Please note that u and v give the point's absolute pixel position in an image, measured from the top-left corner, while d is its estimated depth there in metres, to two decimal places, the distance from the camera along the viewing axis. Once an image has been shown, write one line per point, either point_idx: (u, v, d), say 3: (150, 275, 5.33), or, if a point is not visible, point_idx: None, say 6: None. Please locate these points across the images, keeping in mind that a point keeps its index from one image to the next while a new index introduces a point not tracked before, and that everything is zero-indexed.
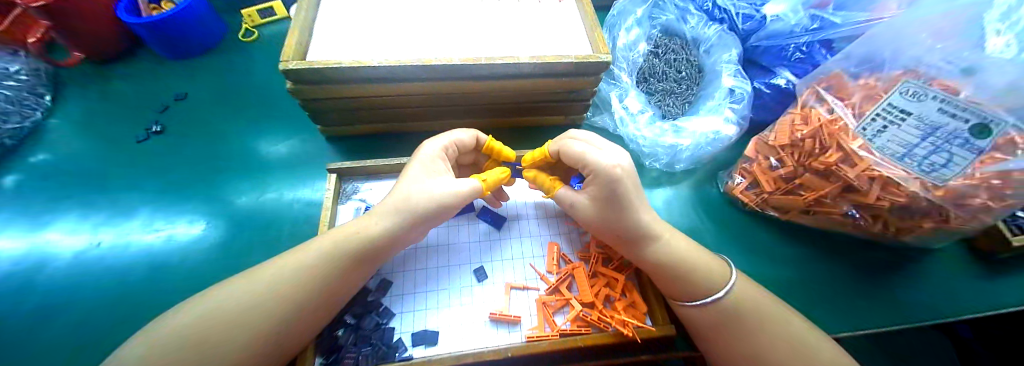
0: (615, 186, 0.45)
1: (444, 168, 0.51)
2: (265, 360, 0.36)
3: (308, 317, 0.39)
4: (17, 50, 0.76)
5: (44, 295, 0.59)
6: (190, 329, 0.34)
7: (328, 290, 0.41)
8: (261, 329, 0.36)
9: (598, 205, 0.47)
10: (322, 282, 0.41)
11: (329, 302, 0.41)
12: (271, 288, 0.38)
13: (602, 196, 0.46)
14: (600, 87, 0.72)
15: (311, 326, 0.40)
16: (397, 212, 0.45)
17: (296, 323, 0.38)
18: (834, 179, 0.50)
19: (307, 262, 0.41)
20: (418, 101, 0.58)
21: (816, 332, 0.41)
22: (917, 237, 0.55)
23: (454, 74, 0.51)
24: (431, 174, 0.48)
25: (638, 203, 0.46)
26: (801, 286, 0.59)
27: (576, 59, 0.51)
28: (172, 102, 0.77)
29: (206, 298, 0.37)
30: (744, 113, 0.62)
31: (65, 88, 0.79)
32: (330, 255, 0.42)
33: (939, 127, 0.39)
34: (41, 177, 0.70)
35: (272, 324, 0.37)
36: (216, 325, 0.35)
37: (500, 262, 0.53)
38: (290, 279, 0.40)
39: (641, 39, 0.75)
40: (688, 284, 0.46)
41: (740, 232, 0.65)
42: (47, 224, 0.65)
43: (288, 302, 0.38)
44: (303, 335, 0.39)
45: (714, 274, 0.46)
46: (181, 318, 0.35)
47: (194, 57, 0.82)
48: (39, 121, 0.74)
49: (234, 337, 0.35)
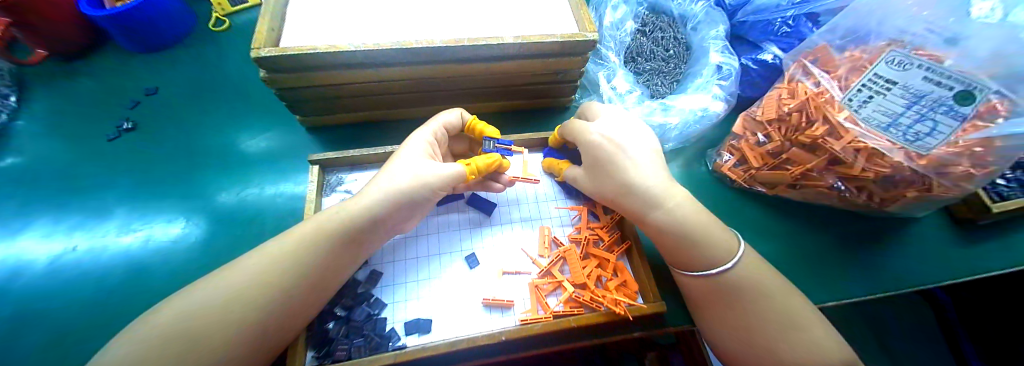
0: (592, 151, 0.51)
1: (430, 153, 0.51)
2: (254, 353, 0.35)
3: (294, 309, 0.39)
4: None
5: (20, 303, 0.57)
6: (167, 328, 0.32)
7: (315, 282, 0.40)
8: (247, 323, 0.35)
9: (588, 171, 0.52)
10: (310, 271, 0.40)
11: (314, 294, 0.41)
12: (255, 282, 0.37)
13: (588, 162, 0.52)
14: (586, 68, 0.71)
15: (299, 316, 0.39)
16: (389, 191, 0.45)
17: (284, 313, 0.38)
18: (820, 152, 0.50)
19: (291, 255, 0.40)
20: (400, 87, 0.57)
21: (801, 304, 0.42)
22: (899, 207, 0.56)
23: (436, 58, 0.50)
24: (418, 156, 0.48)
25: (624, 161, 0.49)
26: (789, 259, 0.60)
27: (562, 39, 0.49)
28: (143, 97, 0.74)
29: (184, 299, 0.35)
30: (732, 90, 0.61)
31: (29, 86, 0.75)
32: (312, 247, 0.41)
33: (923, 96, 0.39)
34: (10, 181, 0.67)
35: (259, 317, 0.36)
36: (199, 323, 0.33)
37: (491, 247, 0.53)
38: (271, 272, 0.38)
39: (629, 18, 0.73)
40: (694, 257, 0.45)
41: (730, 209, 0.65)
42: (19, 230, 0.63)
43: (274, 294, 0.37)
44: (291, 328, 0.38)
45: (717, 252, 0.44)
46: (159, 319, 0.33)
47: (162, 50, 0.78)
48: (3, 123, 0.71)
49: (218, 332, 0.33)
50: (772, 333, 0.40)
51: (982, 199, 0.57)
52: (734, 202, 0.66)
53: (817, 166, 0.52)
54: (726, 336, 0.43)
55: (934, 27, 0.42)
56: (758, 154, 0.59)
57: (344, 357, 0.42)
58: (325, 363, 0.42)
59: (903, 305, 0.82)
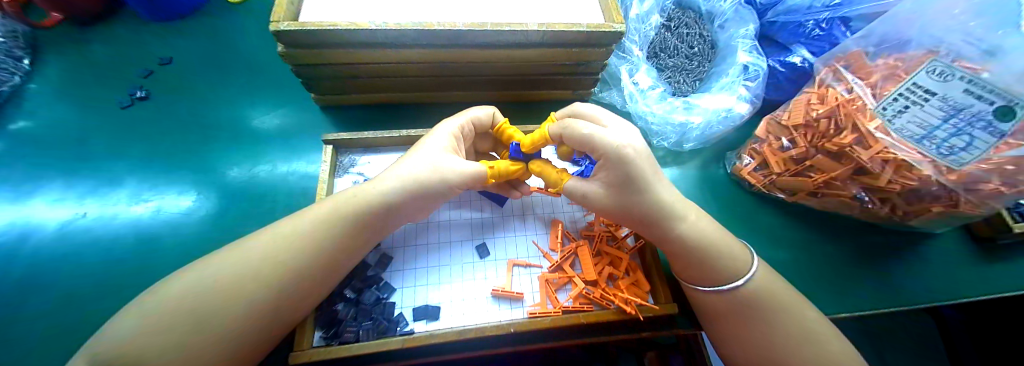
0: (627, 167, 0.41)
1: (453, 147, 0.49)
2: (259, 333, 0.35)
3: (300, 293, 0.38)
4: None
5: (33, 266, 0.58)
6: (175, 304, 0.32)
7: (326, 265, 0.40)
8: (254, 305, 0.35)
9: (613, 192, 0.43)
10: (321, 256, 0.39)
11: (324, 275, 0.40)
12: (263, 263, 0.36)
13: (617, 179, 0.42)
14: (608, 61, 0.69)
15: (307, 296, 0.39)
16: (406, 179, 0.44)
17: (292, 293, 0.37)
18: (846, 161, 0.49)
19: (307, 237, 0.39)
20: (419, 70, 0.56)
21: (809, 322, 0.41)
22: (920, 222, 0.55)
23: (457, 42, 0.48)
24: (439, 151, 0.47)
25: (657, 181, 0.43)
26: (802, 267, 0.60)
27: (588, 29, 0.48)
28: (156, 67, 0.73)
29: (191, 275, 0.35)
30: (758, 92, 0.59)
31: (43, 50, 0.74)
32: (321, 228, 0.40)
33: (962, 109, 0.37)
34: (23, 144, 0.67)
35: (268, 295, 0.36)
36: (206, 301, 0.33)
37: (502, 239, 0.52)
38: (280, 253, 0.38)
39: (656, 11, 0.71)
40: (710, 270, 0.44)
41: (746, 214, 0.64)
42: (32, 193, 0.63)
43: (284, 275, 0.37)
44: (296, 311, 0.38)
45: (724, 269, 0.43)
46: (166, 294, 0.33)
47: (176, 19, 0.77)
48: (18, 86, 0.70)
49: (224, 309, 0.33)
50: (789, 347, 0.39)
51: (1004, 219, 0.56)
52: (751, 206, 0.65)
53: (842, 175, 0.51)
54: (735, 350, 0.43)
55: (973, 39, 0.39)
56: (778, 161, 0.58)
57: (351, 339, 0.42)
58: (333, 344, 0.42)
59: (908, 318, 0.81)
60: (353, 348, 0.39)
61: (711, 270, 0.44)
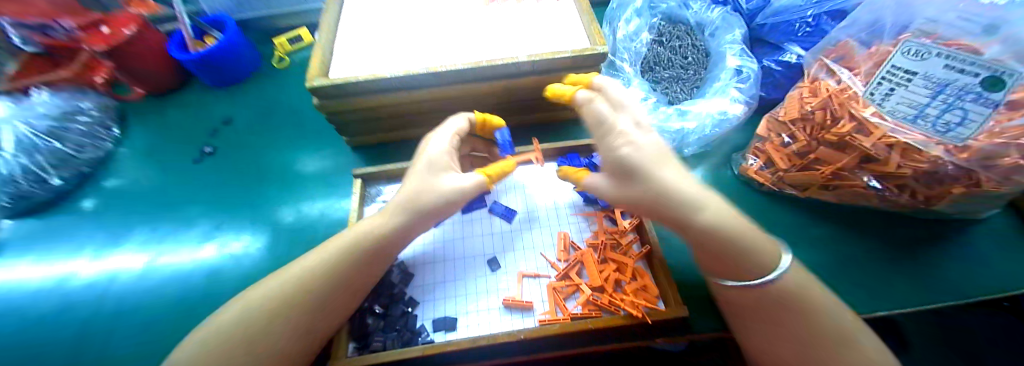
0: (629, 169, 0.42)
1: (450, 162, 0.51)
2: (297, 348, 0.38)
3: (328, 306, 0.41)
4: (90, 89, 0.87)
5: (116, 299, 0.67)
6: (207, 342, 0.35)
7: (344, 278, 0.42)
8: (291, 322, 0.38)
9: (629, 190, 0.43)
10: (341, 272, 0.42)
11: (343, 299, 0.42)
12: (276, 293, 0.39)
13: (626, 180, 0.43)
14: (601, 79, 0.74)
15: (335, 314, 0.41)
16: (409, 190, 0.48)
17: (322, 311, 0.40)
18: (850, 149, 0.49)
19: (323, 258, 0.42)
20: (428, 106, 0.63)
21: (846, 326, 0.34)
22: (957, 206, 0.51)
23: (459, 78, 0.55)
24: (432, 169, 0.49)
25: (672, 184, 0.40)
26: (838, 267, 0.55)
27: (573, 54, 0.53)
28: (219, 127, 0.87)
29: (225, 311, 0.39)
30: (752, 92, 0.61)
31: (128, 120, 0.91)
32: (341, 256, 0.43)
33: (948, 84, 0.37)
34: (114, 199, 0.79)
35: (300, 317, 0.39)
36: (245, 328, 0.36)
37: (512, 252, 0.55)
38: (311, 274, 0.41)
39: (644, 30, 0.76)
40: (750, 260, 0.37)
41: (766, 213, 0.62)
42: (119, 241, 0.74)
43: (306, 293, 0.40)
44: (325, 323, 0.40)
45: (759, 257, 0.37)
46: (202, 333, 0.37)
47: (235, 83, 0.92)
48: (109, 150, 0.86)
49: (259, 332, 0.37)
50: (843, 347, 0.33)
51: None
52: (767, 204, 0.63)
53: (852, 162, 0.50)
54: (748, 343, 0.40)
55: None
56: (777, 158, 0.58)
57: (379, 348, 0.45)
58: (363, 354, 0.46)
59: None
60: (382, 356, 0.43)
61: (761, 263, 0.37)
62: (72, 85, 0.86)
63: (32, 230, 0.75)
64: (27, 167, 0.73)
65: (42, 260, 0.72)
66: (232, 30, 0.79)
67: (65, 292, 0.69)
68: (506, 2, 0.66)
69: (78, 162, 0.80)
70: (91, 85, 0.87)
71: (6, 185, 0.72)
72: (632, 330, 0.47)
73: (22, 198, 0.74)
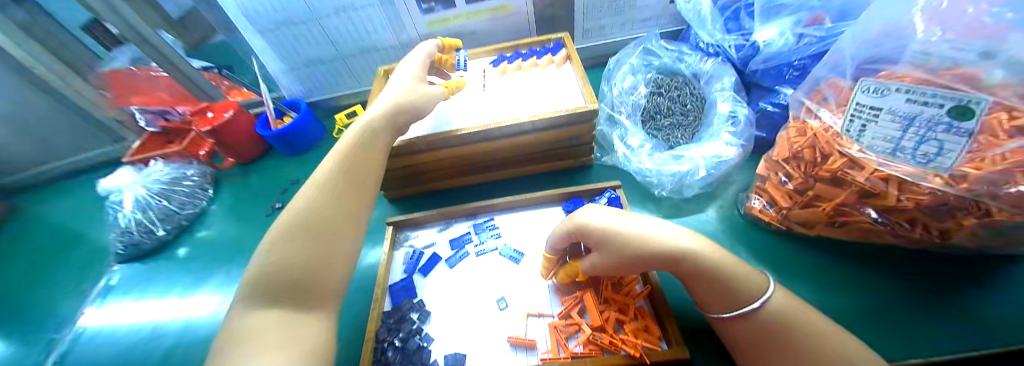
0: (599, 241, 0.46)
1: (416, 76, 0.63)
2: (342, 251, 0.43)
3: (346, 214, 0.45)
4: (194, 160, 1.02)
5: (183, 343, 0.76)
6: (260, 287, 0.37)
7: (354, 184, 0.47)
8: (328, 237, 0.42)
9: (607, 256, 0.46)
10: (349, 184, 0.46)
11: (354, 196, 0.46)
12: (311, 243, 0.40)
13: (602, 249, 0.46)
14: (600, 129, 0.83)
15: (356, 214, 0.46)
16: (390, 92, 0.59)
17: (347, 220, 0.44)
18: (846, 185, 0.49)
19: (326, 178, 0.45)
20: (449, 163, 0.74)
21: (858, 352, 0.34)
22: (992, 241, 0.48)
23: (473, 138, 0.66)
24: (405, 78, 0.61)
25: (638, 237, 0.43)
26: (868, 309, 0.51)
27: (567, 113, 0.62)
28: (286, 186, 1.01)
29: (264, 251, 0.39)
30: (744, 134, 0.66)
31: (221, 183, 1.04)
32: (341, 170, 0.47)
33: (915, 116, 0.40)
34: (201, 248, 0.92)
35: (333, 232, 0.42)
36: (285, 261, 0.39)
37: (520, 293, 0.59)
38: (320, 198, 0.43)
39: (641, 85, 0.84)
40: (732, 294, 0.40)
41: (781, 251, 0.61)
42: (202, 282, 0.85)
43: (326, 212, 0.43)
44: (354, 229, 0.45)
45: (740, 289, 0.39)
46: (249, 279, 0.38)
47: (302, 152, 1.06)
48: (204, 207, 0.99)
49: (304, 255, 0.39)
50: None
51: None
52: (781, 242, 0.61)
53: (851, 196, 0.50)
54: None
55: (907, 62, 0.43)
56: (779, 196, 0.59)
57: None
58: None
59: None
60: None
61: (743, 296, 0.39)
62: (183, 158, 1.02)
63: (136, 273, 0.89)
64: (141, 221, 0.90)
65: (143, 298, 0.85)
66: (304, 112, 1.00)
67: (154, 327, 0.80)
68: (512, 73, 0.79)
69: (180, 217, 0.94)
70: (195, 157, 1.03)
71: (126, 235, 0.90)
72: None
73: (134, 245, 0.90)
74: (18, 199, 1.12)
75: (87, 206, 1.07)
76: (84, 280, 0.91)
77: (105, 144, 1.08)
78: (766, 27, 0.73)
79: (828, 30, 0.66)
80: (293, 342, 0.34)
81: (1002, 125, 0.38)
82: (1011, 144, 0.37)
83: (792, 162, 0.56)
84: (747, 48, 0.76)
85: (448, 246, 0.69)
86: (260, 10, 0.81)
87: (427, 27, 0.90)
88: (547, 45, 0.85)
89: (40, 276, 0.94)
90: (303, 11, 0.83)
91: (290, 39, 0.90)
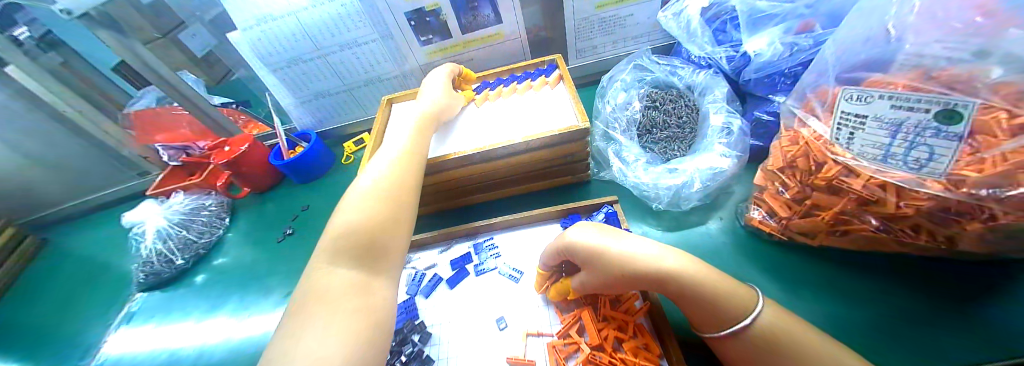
0: (587, 258, 0.49)
1: (447, 84, 0.75)
2: (395, 232, 0.46)
3: (402, 201, 0.49)
4: (211, 190, 1.06)
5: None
6: (335, 250, 0.42)
7: (407, 177, 0.52)
8: (385, 217, 0.46)
9: (591, 272, 0.49)
10: (403, 176, 0.52)
11: (408, 186, 0.51)
12: (372, 226, 0.44)
13: (588, 265, 0.50)
14: (596, 145, 0.84)
15: (409, 201, 0.50)
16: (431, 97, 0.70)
17: (400, 207, 0.48)
18: (843, 193, 0.48)
19: (383, 173, 0.51)
20: (449, 185, 0.76)
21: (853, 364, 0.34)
22: (999, 244, 0.46)
23: (470, 160, 0.68)
24: (440, 86, 0.73)
25: (620, 254, 0.46)
26: (875, 321, 0.50)
27: (560, 132, 0.64)
28: (298, 212, 1.05)
29: (338, 220, 0.44)
30: (737, 147, 0.66)
31: (236, 211, 1.09)
32: (397, 166, 0.53)
33: (901, 123, 0.40)
34: (217, 275, 0.96)
35: (389, 215, 0.46)
36: (353, 233, 0.43)
37: (520, 312, 0.59)
38: (379, 186, 0.49)
39: (635, 100, 0.85)
40: (716, 312, 0.41)
41: (785, 262, 0.59)
42: (217, 307, 0.88)
43: (384, 197, 0.47)
44: (405, 215, 0.49)
45: (727, 308, 0.40)
46: (324, 247, 0.42)
47: (314, 180, 1.10)
48: (220, 235, 1.03)
49: (366, 229, 0.44)
50: None
51: None
52: (784, 252, 0.61)
53: (850, 204, 0.49)
54: None
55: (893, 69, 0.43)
56: (776, 207, 0.58)
57: None
58: None
59: None
60: None
61: (728, 313, 0.40)
62: (202, 189, 1.05)
63: (156, 302, 0.93)
64: (161, 251, 0.94)
65: (161, 324, 0.88)
66: (313, 141, 1.05)
67: (171, 353, 0.82)
68: (508, 96, 0.81)
69: (197, 246, 0.99)
70: (213, 188, 1.06)
71: (147, 265, 0.95)
72: None
73: (154, 274, 0.95)
74: (49, 234, 1.19)
75: (112, 238, 1.13)
76: (108, 309, 0.95)
77: (131, 179, 1.16)
78: (754, 38, 0.70)
79: (825, 31, 0.65)
80: (365, 301, 0.38)
81: (1001, 124, 0.37)
82: (1009, 144, 0.36)
83: (786, 172, 0.55)
84: (739, 58, 0.78)
85: (448, 266, 0.70)
86: (271, 51, 0.87)
87: (426, 56, 0.94)
88: (540, 67, 0.88)
89: (66, 307, 0.99)
90: (310, 49, 0.88)
91: (298, 75, 0.95)
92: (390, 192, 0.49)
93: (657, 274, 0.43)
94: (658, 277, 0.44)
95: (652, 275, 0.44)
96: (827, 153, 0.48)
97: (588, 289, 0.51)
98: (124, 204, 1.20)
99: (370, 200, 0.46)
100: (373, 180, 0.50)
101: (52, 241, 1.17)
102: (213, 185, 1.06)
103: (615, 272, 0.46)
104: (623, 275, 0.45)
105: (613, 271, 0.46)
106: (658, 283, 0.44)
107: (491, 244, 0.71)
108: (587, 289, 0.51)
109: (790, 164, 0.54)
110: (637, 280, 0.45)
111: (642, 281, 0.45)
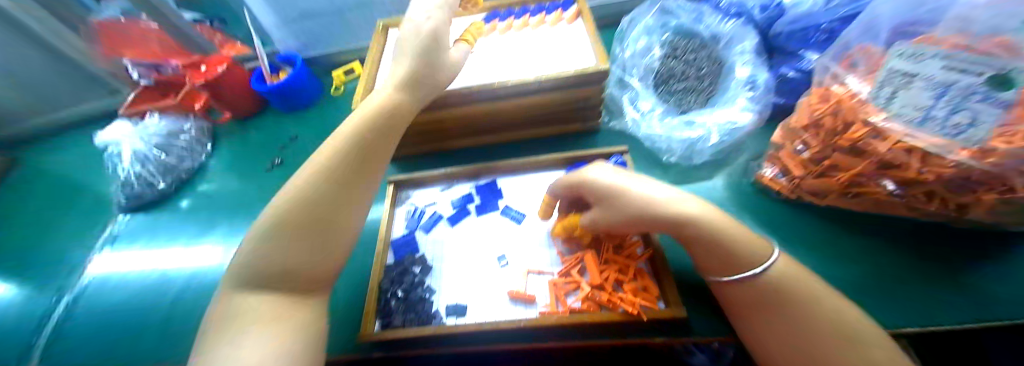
0: (604, 195, 0.49)
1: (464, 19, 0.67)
2: (342, 212, 0.44)
3: (354, 175, 0.45)
4: (190, 114, 0.99)
5: (192, 289, 0.76)
6: (276, 227, 0.41)
7: (368, 141, 0.46)
8: (329, 196, 0.43)
9: (606, 209, 0.49)
10: (364, 140, 0.46)
11: (366, 153, 0.46)
12: (315, 206, 0.42)
13: (603, 203, 0.50)
14: (609, 92, 0.81)
15: (364, 173, 0.46)
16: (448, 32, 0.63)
17: (349, 183, 0.44)
18: (867, 155, 0.47)
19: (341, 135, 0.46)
20: (453, 123, 0.72)
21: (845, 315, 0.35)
22: (1006, 215, 0.47)
23: (477, 97, 0.63)
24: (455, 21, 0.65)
25: (642, 195, 0.46)
26: (858, 278, 0.53)
27: (578, 73, 0.59)
28: (287, 143, 0.99)
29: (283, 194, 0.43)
30: (763, 101, 0.63)
31: (219, 137, 1.02)
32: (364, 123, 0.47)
33: (951, 85, 0.37)
34: (203, 201, 0.92)
35: (335, 194, 0.43)
36: (290, 214, 0.41)
37: (521, 251, 0.59)
38: (332, 154, 0.44)
39: (655, 46, 0.79)
40: (728, 258, 0.41)
41: (790, 217, 0.61)
42: (206, 233, 0.86)
43: (331, 172, 0.43)
44: (358, 192, 0.45)
45: (738, 256, 0.40)
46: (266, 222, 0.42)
47: (301, 111, 1.03)
48: (203, 162, 0.98)
49: (304, 212, 0.41)
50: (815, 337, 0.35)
51: None
52: (790, 209, 0.62)
53: (870, 165, 0.48)
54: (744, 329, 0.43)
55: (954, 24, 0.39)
56: (791, 165, 0.58)
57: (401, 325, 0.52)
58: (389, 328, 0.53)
59: None
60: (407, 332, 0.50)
61: (739, 258, 0.40)
62: (179, 112, 0.98)
63: (137, 224, 0.90)
64: (140, 174, 0.91)
65: (148, 246, 0.86)
66: (300, 66, 0.95)
67: (161, 273, 0.81)
68: (521, 29, 0.74)
69: (179, 171, 0.94)
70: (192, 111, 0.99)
71: (127, 188, 0.91)
72: (645, 329, 0.49)
73: (136, 197, 0.91)
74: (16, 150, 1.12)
75: (85, 158, 1.06)
76: (89, 229, 0.92)
77: (99, 96, 1.08)
78: None
79: None
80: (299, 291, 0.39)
81: None
82: None
83: (809, 130, 0.54)
84: (773, 8, 0.72)
85: (450, 204, 0.68)
86: None
87: None
88: None
89: (46, 224, 0.96)
90: None
91: None
92: (344, 163, 0.44)
93: (675, 217, 0.44)
94: (678, 221, 0.44)
95: (669, 219, 0.44)
96: (857, 112, 0.46)
97: (595, 227, 0.51)
98: (93, 124, 1.11)
99: (315, 174, 0.43)
100: (330, 144, 0.46)
101: (23, 159, 1.10)
102: (192, 108, 0.99)
103: (631, 212, 0.46)
104: (637, 217, 0.46)
105: (626, 212, 0.47)
106: (675, 225, 0.44)
107: (495, 186, 0.69)
108: (594, 228, 0.51)
109: (816, 122, 0.53)
110: (652, 222, 0.45)
111: (657, 223, 0.45)
